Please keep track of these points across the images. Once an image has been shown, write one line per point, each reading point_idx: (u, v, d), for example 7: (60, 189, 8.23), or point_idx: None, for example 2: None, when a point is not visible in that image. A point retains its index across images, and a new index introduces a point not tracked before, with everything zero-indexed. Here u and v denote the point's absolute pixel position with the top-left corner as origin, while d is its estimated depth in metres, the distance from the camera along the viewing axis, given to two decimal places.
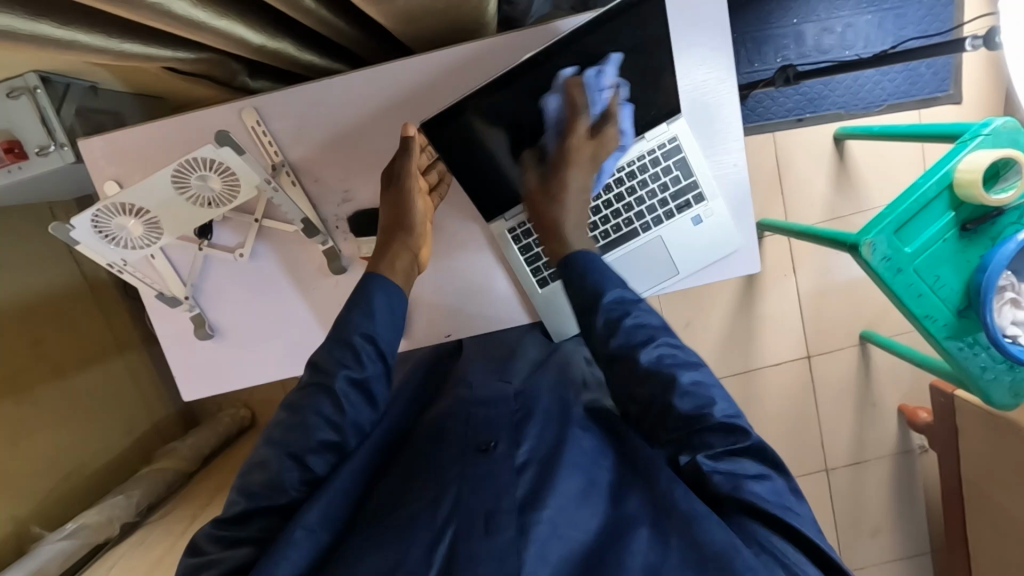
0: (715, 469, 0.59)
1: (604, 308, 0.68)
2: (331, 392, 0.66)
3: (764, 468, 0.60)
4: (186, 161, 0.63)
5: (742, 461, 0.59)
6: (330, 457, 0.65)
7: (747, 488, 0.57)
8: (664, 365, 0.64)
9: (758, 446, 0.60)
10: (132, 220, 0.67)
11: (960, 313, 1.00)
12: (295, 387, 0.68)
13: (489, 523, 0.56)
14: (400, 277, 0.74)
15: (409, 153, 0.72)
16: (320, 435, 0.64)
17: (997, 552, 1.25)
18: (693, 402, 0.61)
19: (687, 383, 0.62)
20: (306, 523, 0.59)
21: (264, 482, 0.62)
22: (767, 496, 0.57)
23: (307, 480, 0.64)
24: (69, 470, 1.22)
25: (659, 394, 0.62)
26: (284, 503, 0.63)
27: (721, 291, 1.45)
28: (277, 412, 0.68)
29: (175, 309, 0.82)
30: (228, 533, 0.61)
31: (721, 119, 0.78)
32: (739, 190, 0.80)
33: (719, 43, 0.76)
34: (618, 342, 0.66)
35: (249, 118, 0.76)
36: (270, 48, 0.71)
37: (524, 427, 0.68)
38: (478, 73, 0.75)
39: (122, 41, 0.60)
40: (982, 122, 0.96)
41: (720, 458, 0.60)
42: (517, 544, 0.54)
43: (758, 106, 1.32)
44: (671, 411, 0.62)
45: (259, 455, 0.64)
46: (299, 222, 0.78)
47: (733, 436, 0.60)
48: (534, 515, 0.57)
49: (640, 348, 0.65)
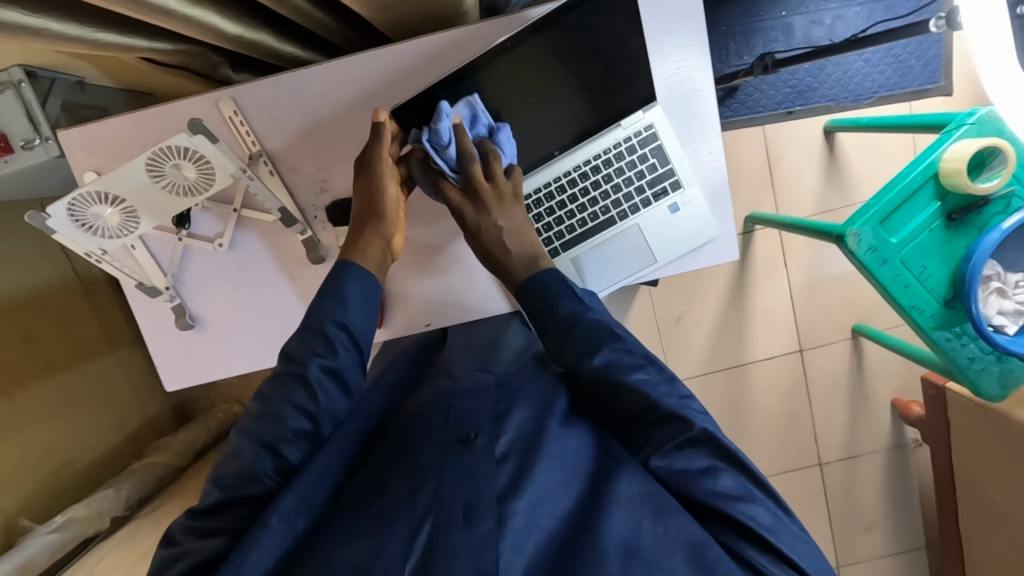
0: (668, 468, 0.62)
1: (558, 321, 0.71)
2: (305, 381, 0.66)
3: (716, 459, 0.61)
4: (160, 149, 0.64)
5: (692, 455, 0.61)
6: (304, 446, 0.66)
7: (698, 484, 0.59)
8: (612, 370, 0.66)
9: (709, 436, 0.61)
10: (108, 208, 0.68)
11: (947, 304, 1.00)
12: (270, 378, 0.68)
13: (468, 514, 0.56)
14: (371, 264, 0.74)
15: (380, 139, 0.71)
16: (293, 424, 0.65)
17: (989, 545, 1.25)
18: (642, 399, 0.64)
19: (635, 383, 0.65)
20: (282, 511, 0.59)
21: (237, 474, 0.63)
22: (719, 491, 0.59)
23: (282, 469, 0.64)
24: (59, 464, 1.22)
25: (613, 391, 0.66)
26: (260, 492, 0.63)
27: (711, 284, 1.45)
28: (252, 404, 0.68)
29: (156, 299, 0.82)
30: (202, 524, 0.61)
31: (697, 107, 0.78)
32: (716, 178, 0.80)
33: (694, 31, 0.76)
34: (582, 331, 0.69)
35: (226, 107, 0.76)
36: (247, 38, 0.71)
37: (501, 416, 0.67)
38: (454, 61, 0.75)
39: (96, 31, 0.60)
40: (968, 111, 0.96)
41: (672, 453, 0.62)
42: (494, 532, 0.54)
43: (748, 98, 1.35)
44: (627, 407, 0.65)
45: (233, 447, 0.65)
46: (277, 211, 0.79)
47: (683, 430, 0.62)
48: (511, 505, 0.57)
49: (596, 351, 0.68)
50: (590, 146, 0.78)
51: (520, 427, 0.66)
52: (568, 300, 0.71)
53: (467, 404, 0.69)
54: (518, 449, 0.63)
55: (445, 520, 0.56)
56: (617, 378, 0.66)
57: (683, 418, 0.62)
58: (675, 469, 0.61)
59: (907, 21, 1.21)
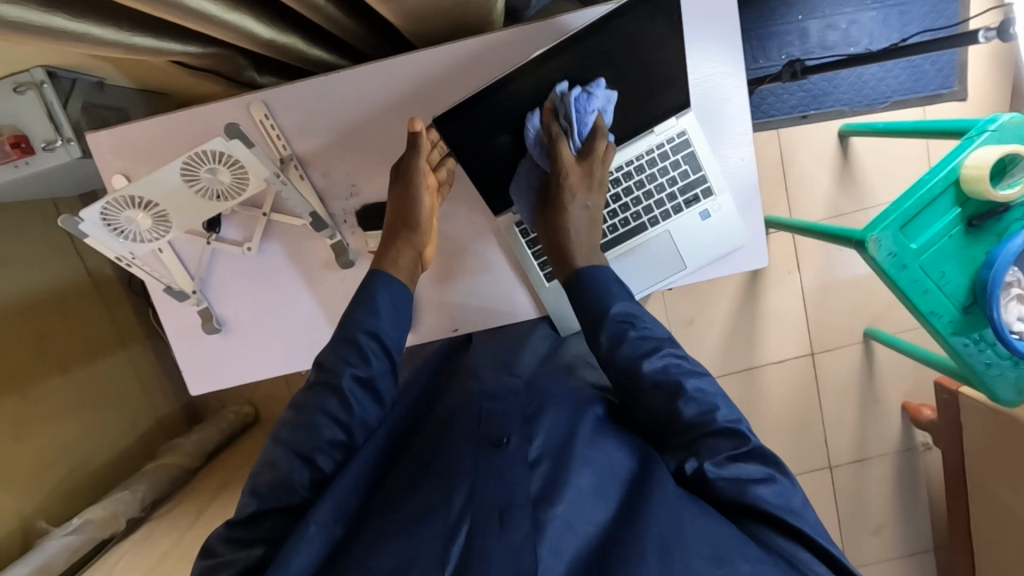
0: (720, 474, 0.60)
1: (611, 322, 0.71)
2: (337, 390, 0.66)
3: (770, 470, 0.61)
4: (195, 153, 0.64)
5: (746, 465, 0.61)
6: (337, 455, 0.66)
7: (752, 492, 0.58)
8: (670, 373, 0.67)
9: (760, 448, 0.61)
10: (141, 213, 0.67)
11: (966, 310, 1.00)
12: (302, 387, 0.69)
13: (504, 518, 0.55)
14: (403, 272, 0.75)
15: (417, 149, 0.72)
16: (327, 435, 0.65)
17: (1001, 549, 1.25)
18: (697, 408, 0.64)
19: (692, 390, 0.65)
20: (318, 518, 0.59)
21: (272, 482, 0.62)
22: (772, 498, 0.58)
23: (318, 480, 0.64)
24: (73, 467, 1.21)
25: (663, 401, 0.65)
26: (297, 504, 0.63)
27: (724, 287, 1.45)
28: (284, 412, 0.68)
29: (183, 303, 0.82)
30: (240, 534, 0.61)
31: (728, 114, 0.78)
32: (746, 184, 0.80)
33: (727, 38, 0.76)
34: (625, 341, 0.69)
35: (257, 111, 0.76)
36: (279, 42, 0.71)
37: (537, 420, 0.67)
38: (483, 68, 0.75)
39: (133, 35, 0.60)
40: (989, 117, 0.95)
41: (724, 464, 0.61)
42: (532, 536, 0.54)
43: (763, 102, 1.32)
44: (678, 416, 0.64)
45: (267, 455, 0.65)
46: (307, 215, 0.78)
47: (735, 441, 0.62)
48: (550, 511, 0.56)
49: (643, 358, 0.68)
50: (620, 154, 0.79)
51: (556, 431, 0.65)
52: (615, 301, 0.72)
53: (499, 406, 0.68)
54: (551, 453, 0.62)
55: (482, 524, 0.55)
56: (669, 384, 0.66)
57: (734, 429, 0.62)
58: (729, 477, 0.60)
59: (930, 33, 1.21)
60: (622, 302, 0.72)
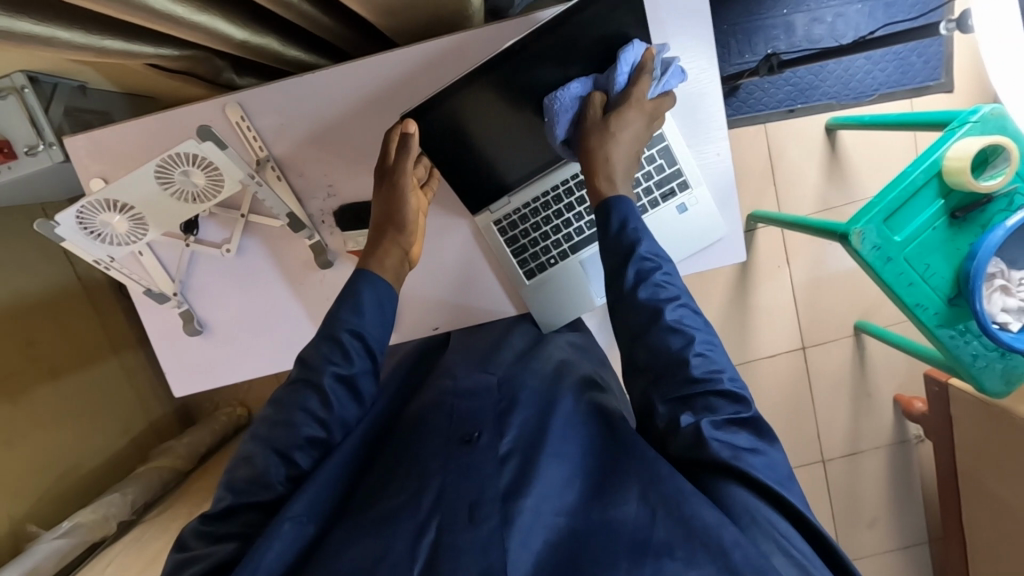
0: (716, 435, 0.60)
1: (638, 259, 0.69)
2: (318, 388, 0.67)
3: (757, 442, 0.62)
4: (169, 155, 0.64)
5: (738, 433, 0.61)
6: (315, 453, 0.66)
7: (744, 459, 0.59)
8: (684, 326, 0.66)
9: (759, 419, 0.62)
10: (117, 216, 0.68)
11: (950, 301, 1.00)
12: (284, 384, 0.69)
13: (472, 512, 0.56)
14: (389, 273, 0.74)
15: (409, 152, 0.71)
16: (307, 432, 0.65)
17: (993, 539, 1.25)
18: (705, 366, 0.64)
19: (702, 347, 0.65)
20: (293, 515, 0.59)
21: (248, 477, 0.64)
22: (760, 467, 0.59)
23: (292, 476, 0.65)
24: (64, 470, 1.22)
25: (677, 349, 0.65)
26: (270, 499, 0.63)
27: (714, 282, 1.46)
28: (266, 408, 0.69)
29: (163, 305, 0.82)
30: (213, 528, 0.62)
31: (705, 109, 0.78)
32: (723, 179, 0.80)
33: (701, 34, 0.76)
34: (655, 278, 0.68)
35: (232, 113, 0.76)
36: (252, 43, 0.71)
37: (509, 416, 0.68)
38: (458, 65, 0.75)
39: (103, 38, 0.60)
40: (970, 109, 0.95)
41: (721, 426, 0.61)
42: (501, 533, 0.54)
43: (750, 97, 1.32)
44: (685, 369, 0.64)
45: (246, 451, 0.66)
46: (284, 216, 0.79)
47: (738, 406, 0.63)
48: (516, 504, 0.57)
49: (664, 304, 0.67)
50: None
51: (527, 426, 0.67)
52: (645, 239, 0.70)
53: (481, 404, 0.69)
54: (521, 448, 0.64)
55: (450, 522, 0.56)
56: (685, 335, 0.65)
57: (742, 395, 0.63)
58: (723, 438, 0.60)
59: (901, 25, 1.20)
60: (651, 241, 0.70)
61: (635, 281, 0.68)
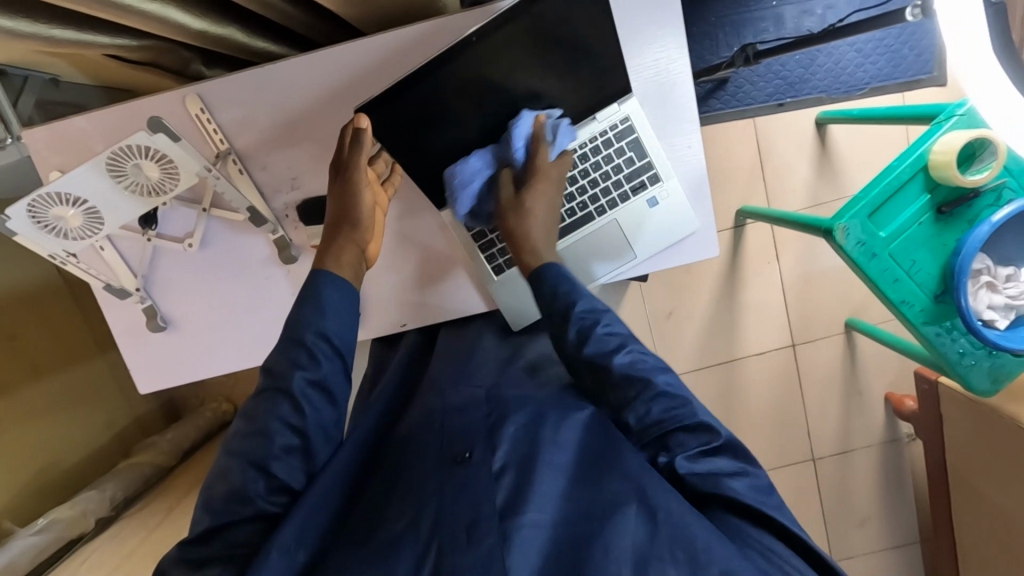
0: (691, 471, 0.63)
1: (576, 317, 0.70)
2: (289, 395, 0.66)
3: (739, 463, 0.64)
4: (120, 147, 0.64)
5: (717, 460, 0.64)
6: (297, 460, 0.65)
7: (725, 486, 0.62)
8: (636, 369, 0.67)
9: (729, 442, 0.64)
10: (71, 210, 0.67)
11: (937, 298, 0.98)
12: (255, 395, 0.68)
13: (470, 532, 0.55)
14: (348, 271, 0.73)
15: (360, 147, 0.70)
16: (281, 440, 0.64)
17: (984, 541, 1.23)
18: (663, 405, 0.65)
19: (661, 386, 0.66)
20: (281, 544, 0.57)
21: (226, 494, 0.62)
22: (744, 490, 0.62)
23: (274, 488, 0.63)
24: (43, 466, 1.21)
25: (631, 396, 0.66)
26: (252, 513, 0.61)
27: (701, 279, 1.44)
28: (237, 422, 0.67)
29: (126, 301, 0.81)
30: (193, 554, 0.61)
31: (675, 99, 0.77)
32: (694, 173, 0.79)
33: (671, 23, 0.75)
34: (596, 334, 0.69)
35: (192, 105, 0.75)
36: (212, 33, 0.70)
37: (496, 426, 0.66)
38: (426, 52, 0.74)
39: (51, 27, 0.59)
40: (957, 101, 0.92)
41: (696, 459, 0.64)
42: (500, 549, 0.53)
43: (738, 90, 1.29)
44: (641, 414, 0.65)
45: (221, 465, 0.64)
46: (245, 210, 0.77)
47: (706, 437, 0.65)
48: (516, 521, 0.55)
49: (611, 353, 0.68)
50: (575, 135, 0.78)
51: (519, 437, 0.64)
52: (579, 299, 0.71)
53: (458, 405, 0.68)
54: (516, 462, 0.61)
55: (450, 544, 0.55)
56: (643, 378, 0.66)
57: (706, 424, 0.65)
58: (700, 470, 0.63)
59: (878, 8, 1.18)
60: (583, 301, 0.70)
61: (579, 338, 0.69)
